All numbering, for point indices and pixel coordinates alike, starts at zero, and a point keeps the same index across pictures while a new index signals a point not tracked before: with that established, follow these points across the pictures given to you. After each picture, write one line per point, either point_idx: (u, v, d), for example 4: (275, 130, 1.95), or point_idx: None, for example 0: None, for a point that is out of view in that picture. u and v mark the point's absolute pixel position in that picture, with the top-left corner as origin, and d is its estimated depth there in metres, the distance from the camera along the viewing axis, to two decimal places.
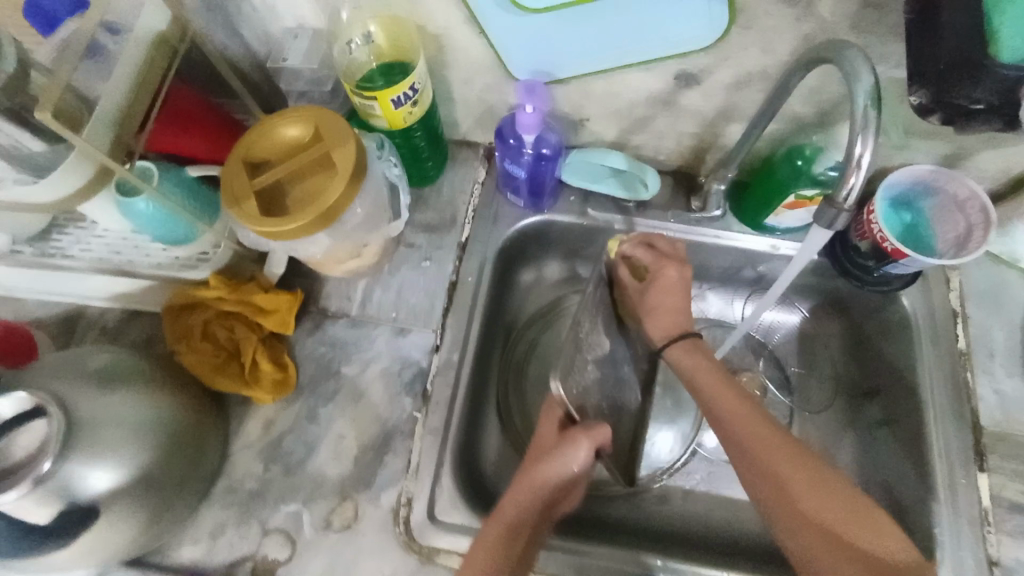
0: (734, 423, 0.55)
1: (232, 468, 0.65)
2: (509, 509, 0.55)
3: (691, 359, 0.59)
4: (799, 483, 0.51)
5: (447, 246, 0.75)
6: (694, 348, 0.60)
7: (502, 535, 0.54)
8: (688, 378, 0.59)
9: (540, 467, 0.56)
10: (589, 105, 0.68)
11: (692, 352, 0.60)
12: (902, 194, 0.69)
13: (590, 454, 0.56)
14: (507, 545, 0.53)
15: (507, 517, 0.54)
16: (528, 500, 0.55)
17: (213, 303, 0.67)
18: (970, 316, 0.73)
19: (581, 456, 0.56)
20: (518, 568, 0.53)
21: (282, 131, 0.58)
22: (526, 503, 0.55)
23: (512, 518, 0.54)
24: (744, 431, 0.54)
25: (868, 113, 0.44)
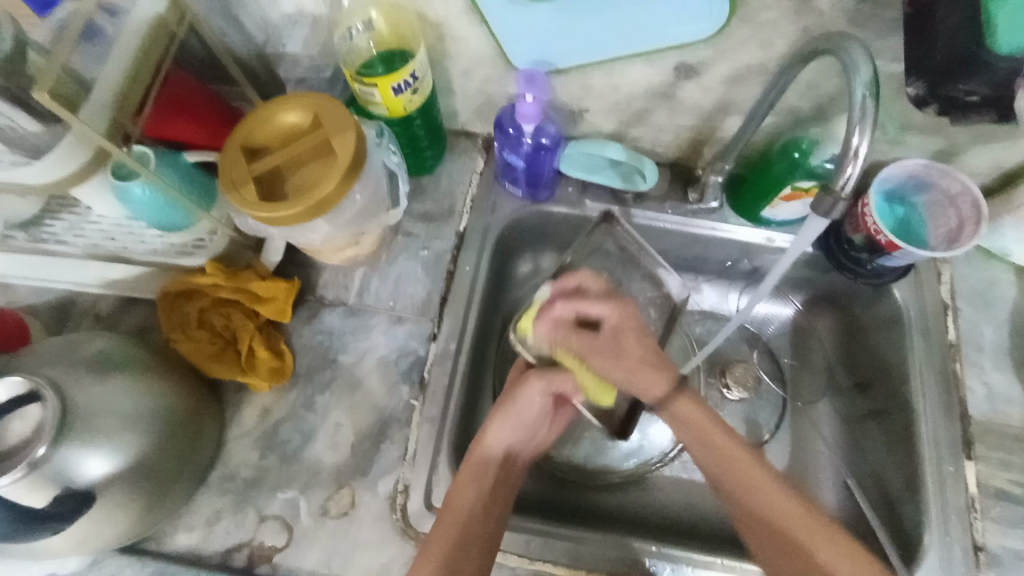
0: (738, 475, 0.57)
1: (228, 455, 0.65)
2: (468, 476, 0.59)
3: (693, 412, 0.60)
4: (822, 547, 0.54)
5: (444, 236, 0.75)
6: (690, 398, 0.60)
7: (476, 469, 0.60)
8: (695, 433, 0.60)
9: (502, 406, 0.64)
10: (588, 97, 0.68)
11: (695, 403, 0.61)
12: (895, 188, 0.70)
13: (545, 397, 0.64)
14: (479, 475, 0.60)
15: (480, 457, 0.61)
16: (495, 436, 0.62)
17: (209, 291, 0.66)
18: (960, 309, 0.74)
19: (534, 394, 0.64)
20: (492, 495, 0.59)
21: (281, 117, 0.57)
22: (481, 466, 0.60)
23: (483, 453, 0.61)
24: (761, 495, 0.56)
25: (865, 105, 0.44)
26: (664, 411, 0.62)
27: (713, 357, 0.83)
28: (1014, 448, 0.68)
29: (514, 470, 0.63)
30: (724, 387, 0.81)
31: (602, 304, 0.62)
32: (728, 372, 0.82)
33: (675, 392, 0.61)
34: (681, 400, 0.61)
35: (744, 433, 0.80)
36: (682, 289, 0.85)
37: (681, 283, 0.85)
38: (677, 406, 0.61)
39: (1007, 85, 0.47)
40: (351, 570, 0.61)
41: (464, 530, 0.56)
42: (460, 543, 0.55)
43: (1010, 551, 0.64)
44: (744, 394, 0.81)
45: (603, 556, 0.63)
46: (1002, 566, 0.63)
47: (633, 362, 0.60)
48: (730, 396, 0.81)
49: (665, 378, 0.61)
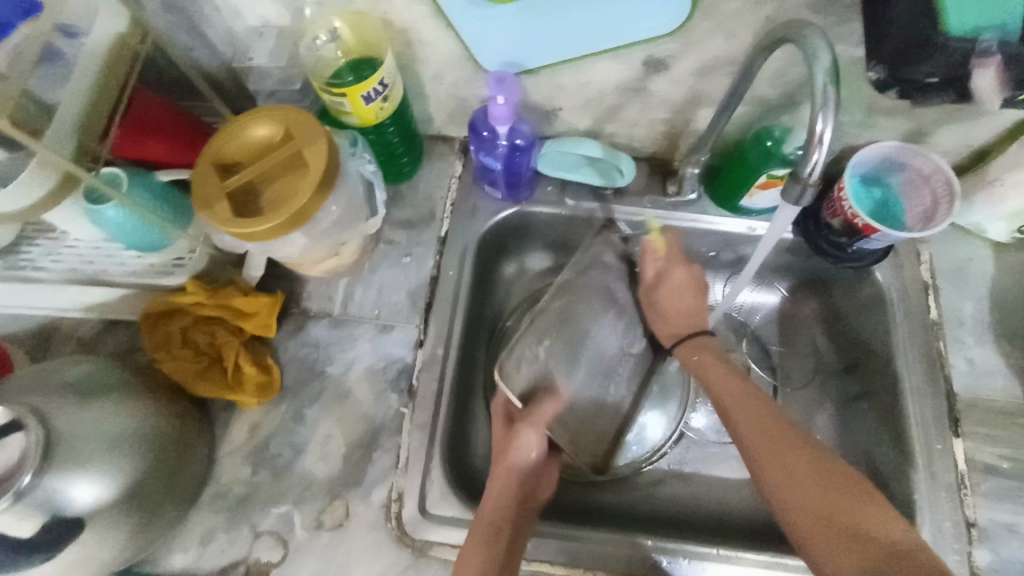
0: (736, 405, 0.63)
1: (219, 473, 0.65)
2: (486, 514, 0.59)
3: (705, 357, 0.68)
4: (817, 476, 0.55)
5: (426, 241, 0.75)
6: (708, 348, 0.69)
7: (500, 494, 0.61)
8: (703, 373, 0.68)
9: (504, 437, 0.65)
10: (560, 95, 0.68)
11: (710, 354, 0.68)
12: (870, 171, 0.71)
13: (541, 440, 0.64)
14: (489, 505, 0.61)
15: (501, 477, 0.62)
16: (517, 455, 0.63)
17: (191, 309, 0.66)
18: (940, 287, 0.75)
19: (530, 439, 0.64)
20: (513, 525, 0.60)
21: (251, 132, 0.57)
22: (497, 507, 0.60)
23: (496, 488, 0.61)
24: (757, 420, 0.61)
25: (827, 91, 0.45)
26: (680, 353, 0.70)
27: None
28: (1000, 422, 0.68)
29: (524, 532, 0.61)
30: None
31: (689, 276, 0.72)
32: None
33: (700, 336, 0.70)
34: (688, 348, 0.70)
35: None
36: None
37: None
38: (685, 348, 0.70)
39: (964, 66, 0.45)
40: None
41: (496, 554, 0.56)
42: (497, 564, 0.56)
43: (1000, 524, 0.64)
44: None
45: (600, 553, 0.63)
46: (992, 539, 0.64)
47: (674, 310, 0.72)
48: None
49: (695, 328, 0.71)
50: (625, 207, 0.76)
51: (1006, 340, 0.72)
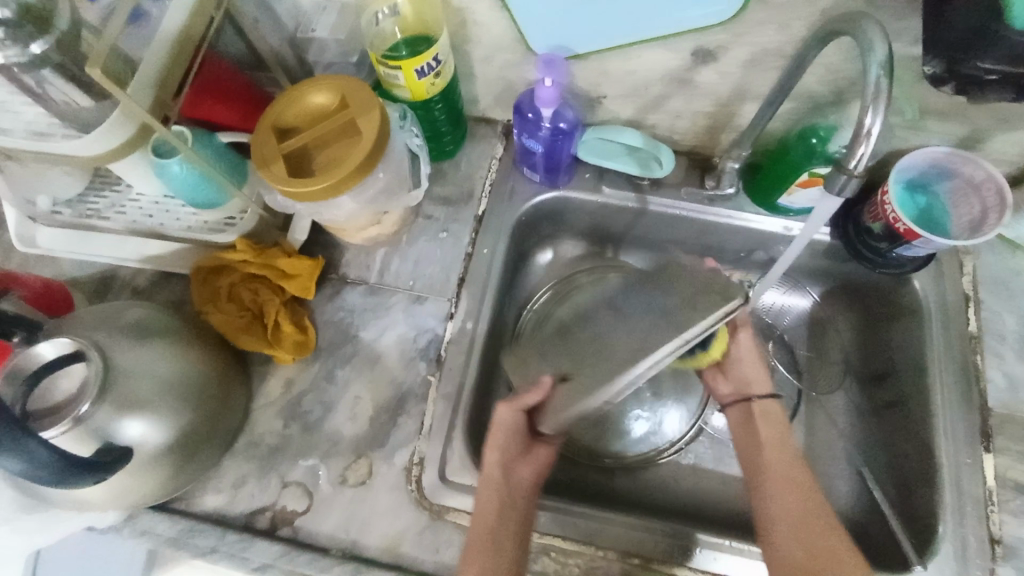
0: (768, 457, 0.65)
1: (253, 423, 0.68)
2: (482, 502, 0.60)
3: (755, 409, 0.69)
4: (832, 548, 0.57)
5: (463, 218, 0.77)
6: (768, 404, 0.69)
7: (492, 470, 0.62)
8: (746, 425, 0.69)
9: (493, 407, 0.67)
10: (606, 82, 0.69)
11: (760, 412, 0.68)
12: (916, 176, 0.70)
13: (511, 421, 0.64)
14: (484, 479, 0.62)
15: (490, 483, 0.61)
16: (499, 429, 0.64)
17: (238, 266, 0.69)
18: (982, 300, 0.73)
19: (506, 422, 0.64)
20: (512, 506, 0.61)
21: (309, 99, 0.60)
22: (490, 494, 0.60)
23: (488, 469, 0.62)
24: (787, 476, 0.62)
25: (879, 84, 0.44)
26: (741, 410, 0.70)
27: None
28: None
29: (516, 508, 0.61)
30: None
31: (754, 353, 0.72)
32: None
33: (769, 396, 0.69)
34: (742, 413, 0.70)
35: None
36: None
37: None
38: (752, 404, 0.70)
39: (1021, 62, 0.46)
40: (368, 537, 0.63)
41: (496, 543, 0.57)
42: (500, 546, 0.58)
43: None
44: None
45: (610, 534, 0.64)
46: (1019, 558, 0.62)
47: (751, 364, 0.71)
48: None
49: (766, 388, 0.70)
50: (661, 198, 0.77)
51: None
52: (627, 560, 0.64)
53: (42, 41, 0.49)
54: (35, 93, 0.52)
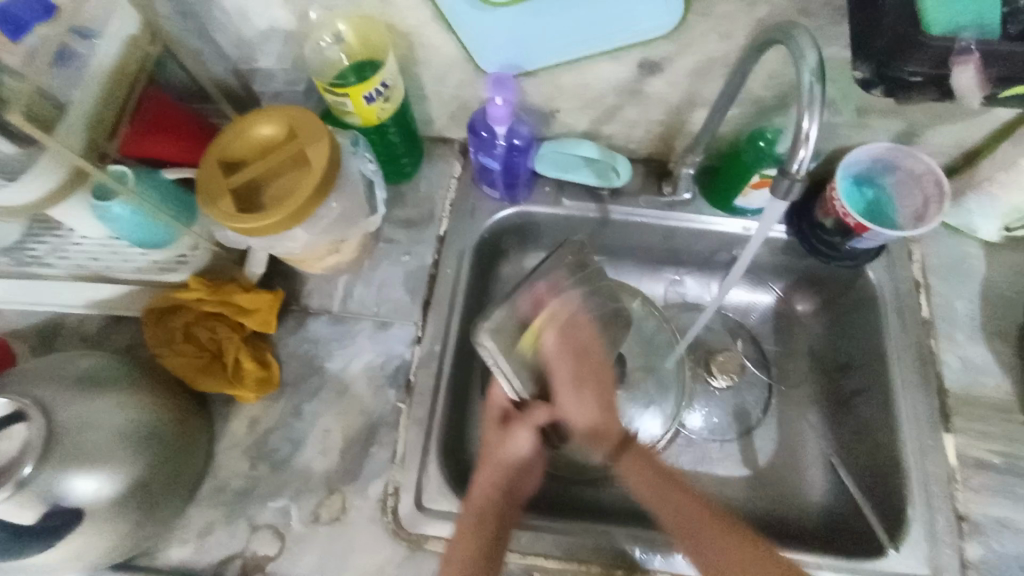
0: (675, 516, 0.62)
1: (218, 468, 0.65)
2: (472, 503, 0.60)
3: (643, 471, 0.65)
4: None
5: (425, 240, 0.76)
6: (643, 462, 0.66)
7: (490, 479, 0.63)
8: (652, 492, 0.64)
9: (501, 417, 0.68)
10: (557, 97, 0.69)
11: (644, 466, 0.65)
12: (862, 171, 0.72)
13: (529, 433, 0.65)
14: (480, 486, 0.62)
15: (489, 461, 0.64)
16: (510, 453, 0.64)
17: (194, 305, 0.67)
18: (932, 285, 0.76)
19: (523, 440, 0.65)
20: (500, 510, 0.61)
21: (256, 131, 0.58)
22: (485, 495, 0.61)
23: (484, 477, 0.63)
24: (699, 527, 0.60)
25: (813, 89, 0.46)
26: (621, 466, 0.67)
27: (698, 347, 0.85)
28: (993, 418, 0.69)
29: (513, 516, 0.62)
30: (710, 374, 0.83)
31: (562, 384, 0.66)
32: (713, 362, 0.84)
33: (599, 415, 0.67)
34: (627, 460, 0.66)
35: (734, 420, 0.81)
36: (664, 282, 0.87)
37: (662, 277, 0.87)
38: (626, 462, 0.66)
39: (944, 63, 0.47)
40: None
41: (481, 537, 0.59)
42: (486, 550, 0.58)
43: (993, 519, 0.65)
44: (730, 381, 0.83)
45: (592, 547, 0.64)
46: (985, 534, 0.64)
47: (594, 408, 0.66)
48: (716, 384, 0.83)
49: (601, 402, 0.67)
50: (623, 206, 0.78)
51: (997, 338, 0.73)
52: (612, 572, 0.63)
53: None
54: None
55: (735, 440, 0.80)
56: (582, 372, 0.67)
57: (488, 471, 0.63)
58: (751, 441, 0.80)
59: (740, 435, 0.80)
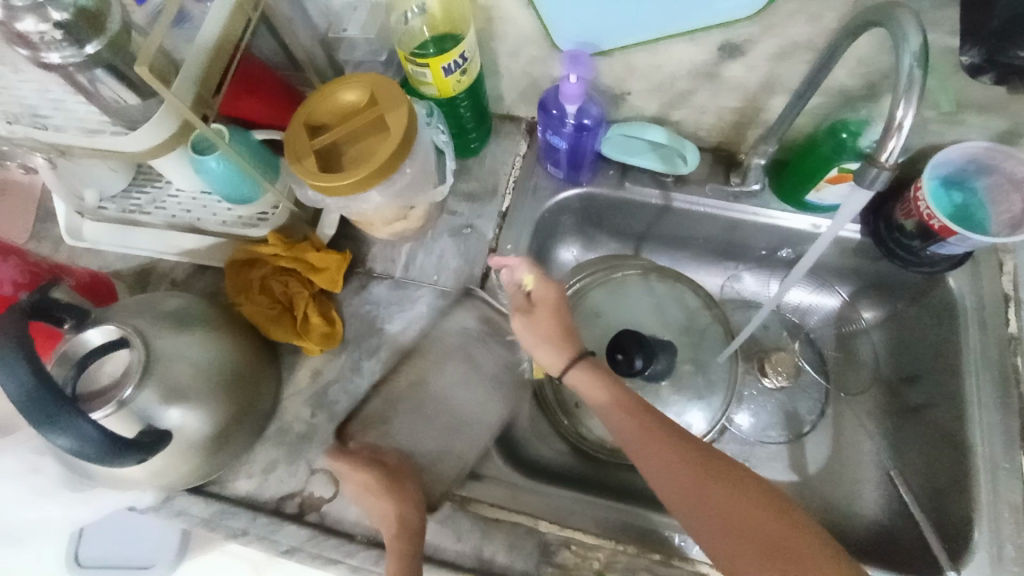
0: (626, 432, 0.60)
1: (283, 411, 0.70)
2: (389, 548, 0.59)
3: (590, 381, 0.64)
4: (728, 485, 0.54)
5: (487, 214, 0.78)
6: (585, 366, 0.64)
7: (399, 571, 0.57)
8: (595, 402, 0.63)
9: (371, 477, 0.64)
10: (631, 79, 0.69)
11: (593, 374, 0.64)
12: (952, 172, 0.69)
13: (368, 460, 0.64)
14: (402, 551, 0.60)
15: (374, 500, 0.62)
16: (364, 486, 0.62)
17: (271, 260, 0.71)
18: (1022, 299, 0.69)
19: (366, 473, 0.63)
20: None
21: (340, 97, 0.61)
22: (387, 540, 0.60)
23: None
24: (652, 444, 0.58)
25: (913, 74, 0.43)
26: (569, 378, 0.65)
27: (751, 346, 0.84)
28: None
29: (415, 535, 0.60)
30: (762, 374, 0.82)
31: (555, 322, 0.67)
32: (767, 361, 0.82)
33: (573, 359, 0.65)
34: (578, 371, 0.65)
35: (783, 423, 0.80)
36: (722, 276, 0.87)
37: (722, 271, 0.87)
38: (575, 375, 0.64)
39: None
40: None
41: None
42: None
43: None
44: (783, 381, 0.81)
45: (580, 521, 0.65)
46: None
47: (545, 332, 0.66)
48: (767, 383, 0.82)
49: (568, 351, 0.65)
50: (685, 192, 0.77)
51: None
52: (647, 555, 0.63)
53: (96, 42, 0.50)
54: (88, 90, 0.54)
55: (785, 442, 0.79)
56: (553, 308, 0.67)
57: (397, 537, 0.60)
58: (799, 446, 0.79)
59: (790, 439, 0.79)
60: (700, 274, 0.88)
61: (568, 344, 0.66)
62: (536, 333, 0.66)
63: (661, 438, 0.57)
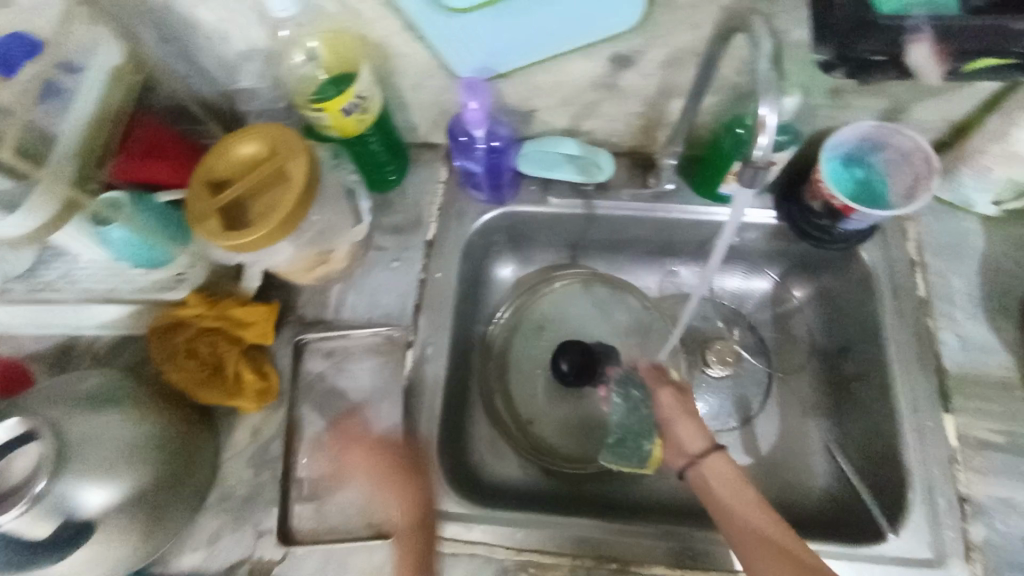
0: (733, 516, 0.58)
1: (223, 476, 0.68)
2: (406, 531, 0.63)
3: (726, 473, 0.61)
4: None
5: (414, 246, 0.78)
6: (724, 459, 0.61)
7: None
8: (723, 489, 0.60)
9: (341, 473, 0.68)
10: (535, 97, 0.70)
11: (731, 466, 0.62)
12: (850, 152, 0.72)
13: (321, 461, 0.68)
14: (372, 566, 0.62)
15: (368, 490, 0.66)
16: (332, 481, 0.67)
17: (193, 321, 0.69)
18: (928, 263, 0.73)
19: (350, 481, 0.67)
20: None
21: (239, 150, 0.60)
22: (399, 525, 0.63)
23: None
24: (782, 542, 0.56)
25: (770, 76, 0.46)
26: (697, 469, 0.62)
27: (694, 338, 0.86)
28: (994, 397, 0.66)
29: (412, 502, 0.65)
30: (705, 365, 0.84)
31: (675, 408, 0.66)
32: (707, 351, 0.84)
33: (710, 449, 0.62)
34: (713, 460, 0.61)
35: (732, 409, 0.82)
36: (659, 275, 0.88)
37: (658, 269, 0.88)
38: (708, 463, 0.61)
39: (899, 45, 0.49)
40: None
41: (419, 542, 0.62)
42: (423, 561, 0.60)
43: (996, 500, 0.62)
44: (725, 370, 0.83)
45: (641, 554, 0.64)
46: (988, 515, 0.62)
47: (687, 416, 0.65)
48: (711, 373, 0.84)
49: (706, 436, 0.63)
50: (607, 200, 0.79)
51: (998, 314, 0.70)
52: (603, 565, 0.64)
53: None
54: None
55: (736, 429, 0.80)
56: (682, 396, 0.67)
57: (399, 540, 0.63)
58: (751, 429, 0.80)
59: (741, 424, 0.81)
60: (637, 275, 0.89)
61: (706, 433, 0.63)
62: (670, 407, 0.66)
63: (781, 545, 0.56)
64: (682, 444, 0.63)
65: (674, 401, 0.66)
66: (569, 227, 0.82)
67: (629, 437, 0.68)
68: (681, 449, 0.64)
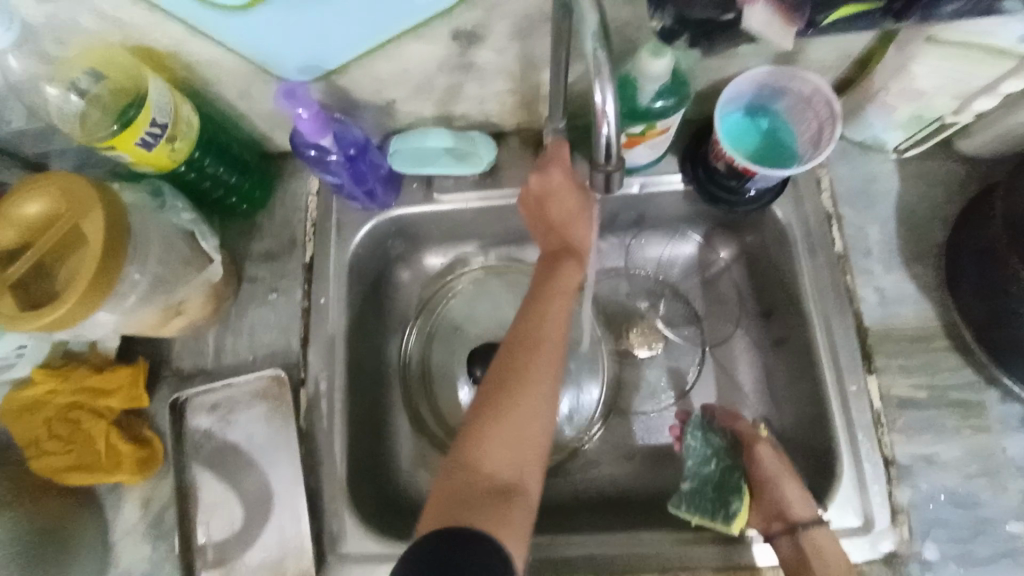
0: None
1: (118, 558, 0.62)
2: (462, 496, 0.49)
3: (827, 547, 0.57)
4: None
5: (292, 272, 0.70)
6: (829, 534, 0.58)
7: (511, 454, 0.52)
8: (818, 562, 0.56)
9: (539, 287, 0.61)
10: (386, 89, 0.61)
11: (835, 544, 0.58)
12: (749, 102, 0.64)
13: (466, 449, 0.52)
14: (488, 427, 0.53)
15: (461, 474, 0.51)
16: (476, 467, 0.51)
17: (48, 399, 0.63)
18: (842, 215, 0.68)
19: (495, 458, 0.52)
20: (487, 489, 0.50)
21: (22, 211, 0.50)
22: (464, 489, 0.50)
23: (471, 447, 0.52)
24: None
25: (597, 56, 0.39)
26: (802, 533, 0.58)
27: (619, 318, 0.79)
28: (914, 350, 0.64)
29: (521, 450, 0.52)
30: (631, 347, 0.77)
31: (773, 469, 0.64)
32: (628, 332, 0.78)
33: (817, 520, 0.59)
34: (817, 531, 0.58)
35: (666, 385, 0.76)
36: None
37: None
38: (814, 531, 0.58)
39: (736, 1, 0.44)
40: None
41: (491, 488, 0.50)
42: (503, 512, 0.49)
43: (919, 459, 0.61)
44: (653, 349, 0.77)
45: (691, 556, 0.60)
46: (912, 477, 0.60)
47: (793, 482, 0.63)
48: (639, 353, 0.77)
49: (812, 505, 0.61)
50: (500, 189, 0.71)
51: (916, 261, 0.67)
52: None
53: None
54: None
55: (671, 404, 0.75)
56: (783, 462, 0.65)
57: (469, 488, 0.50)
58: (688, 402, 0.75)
59: (678, 398, 0.75)
60: None
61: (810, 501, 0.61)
62: (773, 465, 0.64)
63: None
64: (784, 507, 0.61)
65: (768, 458, 0.65)
66: (465, 221, 0.74)
67: (709, 492, 0.65)
68: (779, 505, 0.61)
